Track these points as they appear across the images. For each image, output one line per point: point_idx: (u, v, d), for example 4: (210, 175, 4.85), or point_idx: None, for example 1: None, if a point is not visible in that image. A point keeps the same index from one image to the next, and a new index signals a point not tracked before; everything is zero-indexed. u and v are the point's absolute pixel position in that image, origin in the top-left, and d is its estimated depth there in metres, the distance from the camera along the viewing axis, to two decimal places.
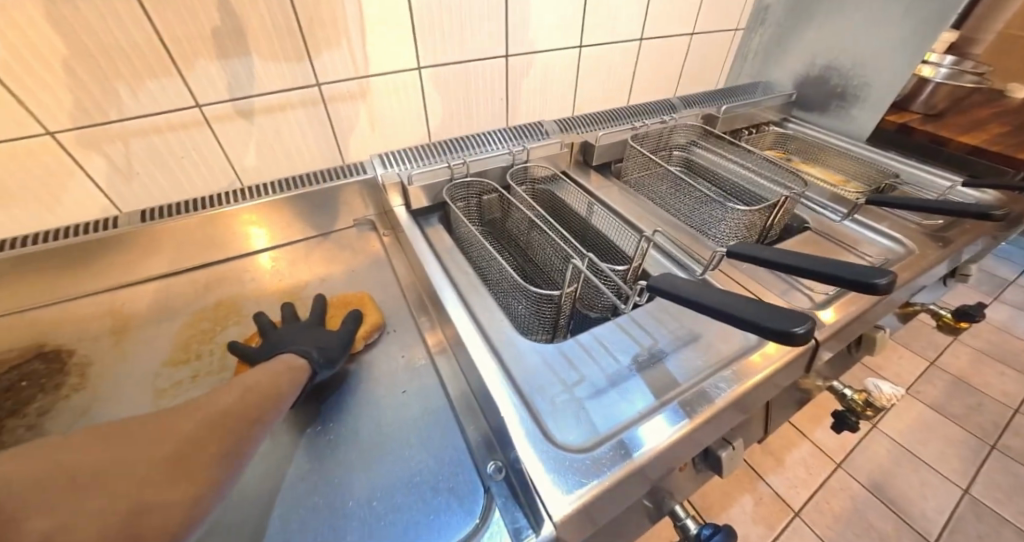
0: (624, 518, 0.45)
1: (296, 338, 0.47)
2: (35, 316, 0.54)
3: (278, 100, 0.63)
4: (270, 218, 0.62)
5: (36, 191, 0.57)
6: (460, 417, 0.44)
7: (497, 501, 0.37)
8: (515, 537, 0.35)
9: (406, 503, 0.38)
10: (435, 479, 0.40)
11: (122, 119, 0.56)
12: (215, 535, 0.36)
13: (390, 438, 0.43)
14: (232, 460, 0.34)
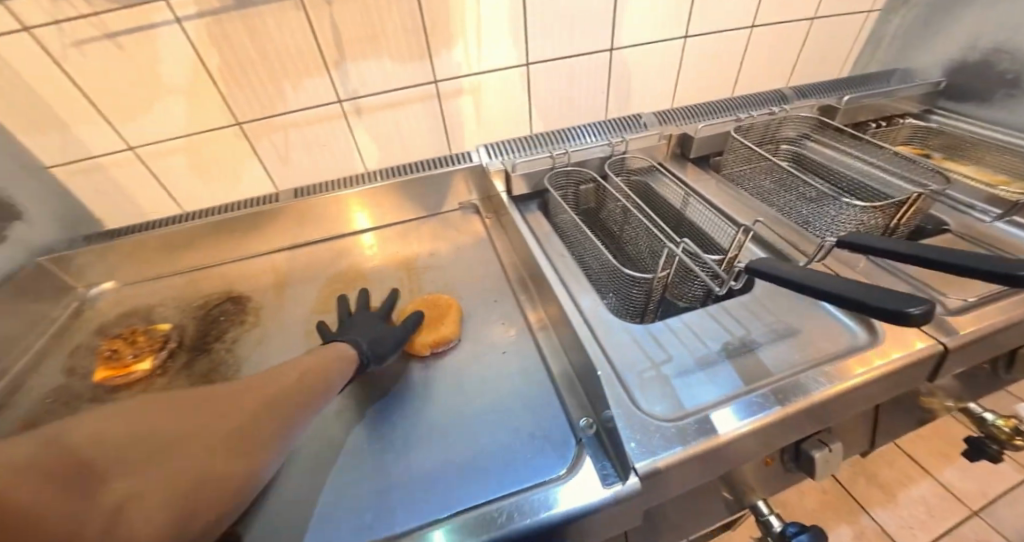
0: (704, 500, 0.45)
1: (357, 334, 0.51)
2: (223, 267, 0.70)
3: (402, 95, 0.72)
4: (391, 198, 0.72)
5: (227, 170, 0.73)
6: (552, 382, 0.48)
7: (588, 451, 0.40)
8: (602, 482, 0.37)
9: (505, 444, 0.43)
10: (530, 427, 0.44)
11: (286, 112, 0.69)
12: (349, 444, 0.44)
13: (490, 389, 0.49)
14: (303, 408, 0.40)
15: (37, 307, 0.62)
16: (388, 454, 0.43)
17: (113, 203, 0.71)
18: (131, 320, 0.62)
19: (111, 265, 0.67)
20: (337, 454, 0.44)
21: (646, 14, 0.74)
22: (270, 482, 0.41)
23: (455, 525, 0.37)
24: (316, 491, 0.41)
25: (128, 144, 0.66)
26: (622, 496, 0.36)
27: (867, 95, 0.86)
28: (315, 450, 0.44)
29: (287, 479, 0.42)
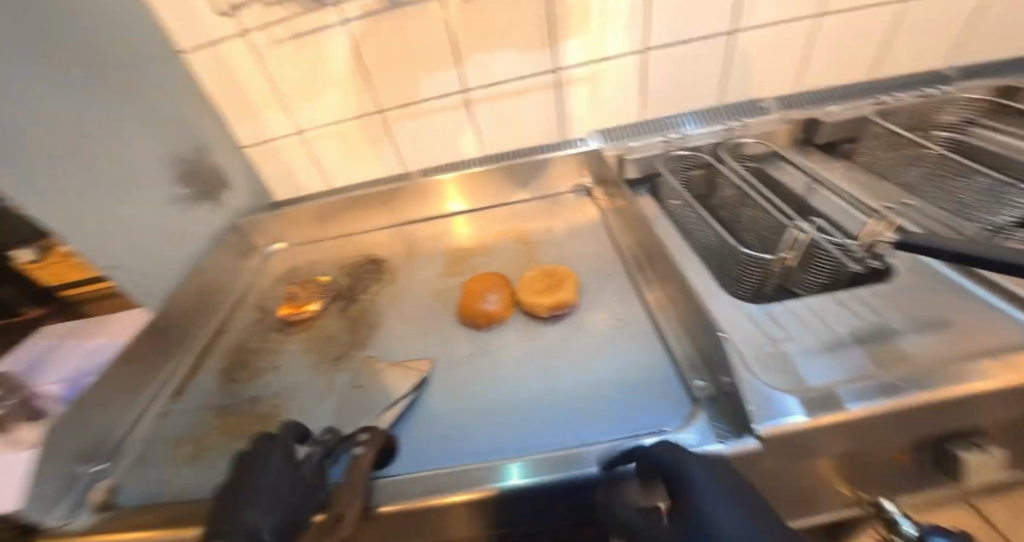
0: (827, 487, 0.43)
1: (267, 493, 0.33)
2: (364, 234, 0.80)
3: (522, 84, 0.78)
4: (508, 179, 0.78)
5: (370, 151, 0.84)
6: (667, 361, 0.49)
7: (702, 412, 0.42)
8: (715, 439, 0.38)
9: (617, 399, 0.46)
10: (642, 387, 0.47)
11: (420, 100, 0.78)
12: (473, 384, 0.50)
13: (601, 352, 0.52)
14: None
15: (238, 258, 0.77)
16: (498, 400, 0.48)
17: (283, 178, 0.87)
18: (296, 273, 0.75)
19: (283, 229, 0.81)
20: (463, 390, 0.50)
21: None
22: (416, 404, 0.49)
23: (530, 460, 0.39)
24: (449, 416, 0.47)
25: (298, 129, 0.80)
26: (739, 454, 0.36)
27: None
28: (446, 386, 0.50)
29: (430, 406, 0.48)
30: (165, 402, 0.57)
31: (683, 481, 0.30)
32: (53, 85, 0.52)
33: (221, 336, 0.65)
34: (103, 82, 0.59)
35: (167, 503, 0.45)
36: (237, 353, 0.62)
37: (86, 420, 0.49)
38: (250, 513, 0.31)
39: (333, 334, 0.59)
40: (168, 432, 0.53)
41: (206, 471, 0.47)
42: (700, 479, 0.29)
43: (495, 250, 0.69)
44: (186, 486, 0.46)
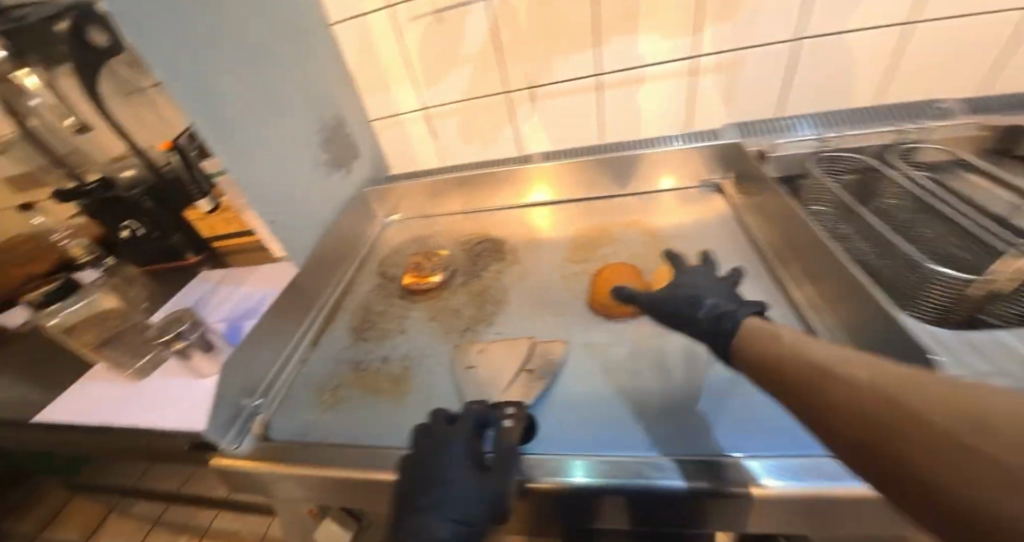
0: None
1: (449, 501, 0.36)
2: (476, 215, 0.81)
3: (656, 70, 0.74)
4: (631, 169, 0.73)
5: (489, 132, 0.85)
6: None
7: None
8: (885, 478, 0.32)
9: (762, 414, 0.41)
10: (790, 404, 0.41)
11: (547, 83, 0.77)
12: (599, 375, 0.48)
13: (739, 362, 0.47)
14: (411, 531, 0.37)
15: (362, 226, 0.80)
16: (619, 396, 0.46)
17: (403, 152, 0.90)
18: (414, 244, 0.77)
19: (401, 201, 0.84)
20: (595, 378, 0.48)
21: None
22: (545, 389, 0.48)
23: (591, 464, 0.39)
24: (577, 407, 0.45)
25: (424, 106, 0.82)
26: None
27: None
28: (579, 372, 0.49)
29: (564, 390, 0.47)
30: (303, 349, 0.62)
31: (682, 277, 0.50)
32: (241, 50, 0.58)
33: (348, 297, 0.69)
34: (277, 50, 0.65)
35: (313, 443, 0.48)
36: (363, 312, 0.65)
37: (247, 357, 0.55)
38: (432, 521, 0.35)
39: (457, 308, 0.60)
40: (309, 379, 0.58)
41: (343, 421, 0.51)
42: (692, 273, 0.50)
43: (621, 242, 0.67)
44: (327, 431, 0.50)
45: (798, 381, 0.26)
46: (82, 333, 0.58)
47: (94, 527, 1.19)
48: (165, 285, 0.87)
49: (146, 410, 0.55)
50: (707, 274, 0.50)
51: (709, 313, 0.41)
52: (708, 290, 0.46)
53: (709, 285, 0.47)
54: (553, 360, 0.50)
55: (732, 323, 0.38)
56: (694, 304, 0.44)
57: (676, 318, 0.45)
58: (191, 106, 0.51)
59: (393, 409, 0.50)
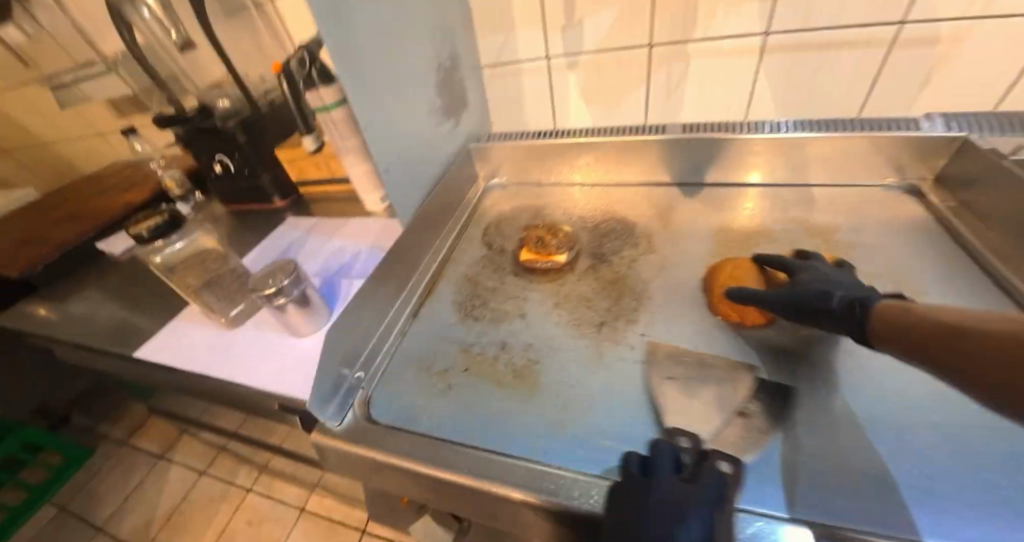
0: None
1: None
2: (596, 190, 0.71)
3: (856, 34, 0.59)
4: (782, 156, 0.61)
5: (614, 92, 0.74)
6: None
7: None
8: None
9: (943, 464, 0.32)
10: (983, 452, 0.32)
11: (701, 38, 0.65)
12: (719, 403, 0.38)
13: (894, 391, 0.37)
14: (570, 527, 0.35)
15: (464, 187, 0.72)
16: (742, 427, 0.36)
17: (511, 107, 0.80)
18: (524, 215, 0.68)
19: (506, 164, 0.75)
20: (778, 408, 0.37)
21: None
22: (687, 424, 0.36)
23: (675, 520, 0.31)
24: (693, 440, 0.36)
25: (548, 54, 0.71)
26: None
27: None
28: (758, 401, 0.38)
29: (739, 414, 0.37)
30: (404, 318, 0.55)
31: (800, 271, 0.46)
32: None
33: (450, 266, 0.62)
34: None
35: (422, 436, 0.42)
36: (471, 286, 0.58)
37: (352, 322, 0.49)
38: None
39: (588, 297, 0.52)
40: (412, 354, 0.51)
41: (455, 413, 0.44)
42: (816, 268, 0.46)
43: (787, 242, 0.54)
44: (437, 423, 0.43)
45: (939, 339, 0.27)
46: (184, 274, 0.56)
47: (168, 446, 1.22)
48: (250, 227, 0.83)
49: (244, 365, 0.52)
50: (835, 269, 0.45)
51: (844, 301, 0.38)
52: (840, 283, 0.42)
53: (838, 278, 0.43)
54: (724, 381, 0.39)
55: (865, 308, 0.36)
56: (826, 298, 0.39)
57: (807, 314, 0.41)
58: (319, 13, 0.42)
59: (518, 408, 0.43)
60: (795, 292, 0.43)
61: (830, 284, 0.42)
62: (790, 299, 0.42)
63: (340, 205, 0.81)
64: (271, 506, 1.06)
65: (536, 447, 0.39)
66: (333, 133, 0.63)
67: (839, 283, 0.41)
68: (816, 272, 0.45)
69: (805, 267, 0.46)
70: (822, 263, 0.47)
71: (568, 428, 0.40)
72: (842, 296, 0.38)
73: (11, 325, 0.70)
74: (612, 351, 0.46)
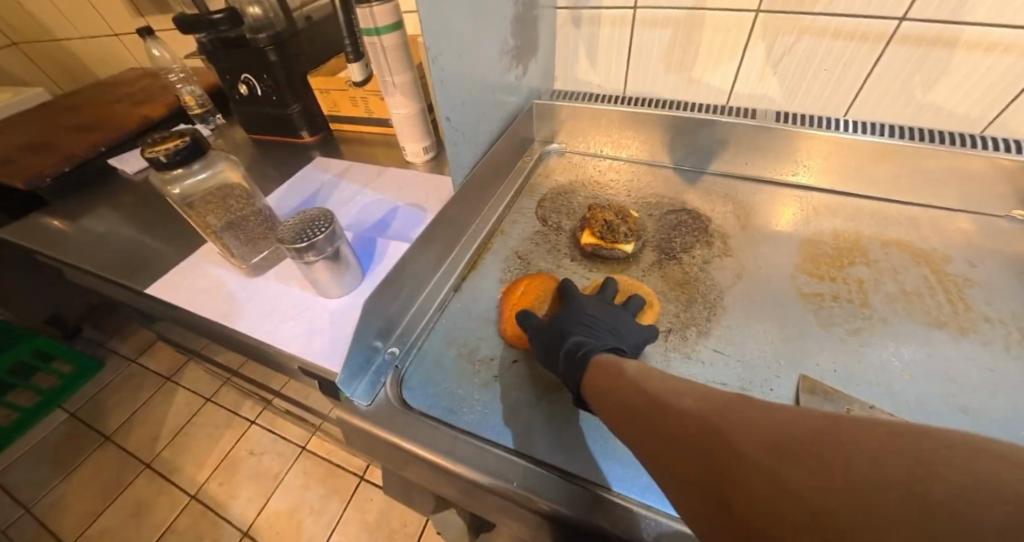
0: None
1: None
2: (663, 173, 0.63)
3: (1016, 36, 0.48)
4: (887, 163, 0.53)
5: (699, 63, 0.64)
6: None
7: None
8: None
9: None
10: None
11: (820, 13, 0.54)
12: None
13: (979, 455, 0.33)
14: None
15: (517, 150, 0.65)
16: None
17: (578, 62, 0.71)
18: (580, 192, 0.62)
19: (566, 128, 0.68)
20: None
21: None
22: None
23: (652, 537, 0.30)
24: None
25: (635, 4, 0.61)
26: None
27: None
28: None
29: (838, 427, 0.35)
30: (444, 293, 0.51)
31: (573, 302, 0.44)
32: None
33: (499, 238, 0.56)
34: None
35: (465, 434, 0.38)
36: (521, 264, 0.53)
37: (389, 291, 0.44)
38: None
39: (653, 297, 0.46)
40: (451, 333, 0.47)
41: (500, 410, 0.39)
42: (583, 304, 0.43)
43: (890, 266, 0.47)
44: (480, 419, 0.39)
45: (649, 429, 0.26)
46: (203, 211, 0.49)
47: (177, 369, 1.23)
48: (272, 159, 0.76)
49: (265, 319, 0.48)
50: (599, 302, 0.43)
51: (571, 348, 0.37)
52: (590, 321, 0.40)
53: (595, 313, 0.41)
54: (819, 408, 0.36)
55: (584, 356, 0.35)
56: (561, 340, 0.38)
57: (545, 353, 0.39)
58: None
59: (573, 416, 0.38)
60: (542, 330, 0.41)
61: (583, 323, 0.40)
62: (540, 337, 0.41)
63: (375, 149, 0.74)
64: (273, 441, 1.06)
65: (594, 466, 0.35)
66: (382, 65, 0.55)
67: (595, 328, 0.39)
68: (580, 306, 0.43)
69: (577, 303, 0.43)
70: (603, 296, 0.44)
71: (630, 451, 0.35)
72: (574, 340, 0.37)
73: (15, 235, 0.66)
74: (680, 366, 0.40)
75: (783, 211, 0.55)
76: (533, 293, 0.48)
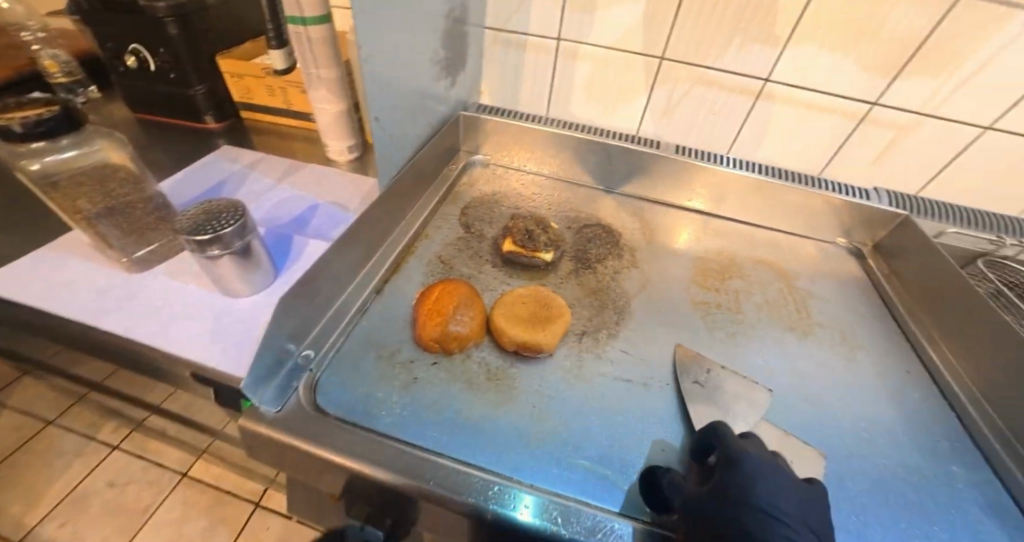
0: None
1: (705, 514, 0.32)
2: (579, 189, 0.69)
3: (837, 102, 0.63)
4: (754, 195, 0.65)
5: (612, 97, 0.71)
6: (985, 503, 0.37)
7: None
8: None
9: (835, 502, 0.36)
10: (857, 479, 0.38)
11: (710, 66, 0.64)
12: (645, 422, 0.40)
13: (809, 428, 0.42)
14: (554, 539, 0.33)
15: (443, 158, 0.67)
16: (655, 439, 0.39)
17: (507, 82, 0.74)
18: (506, 204, 0.64)
19: (492, 141, 0.71)
20: (742, 410, 0.41)
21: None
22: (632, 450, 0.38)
23: (559, 515, 0.32)
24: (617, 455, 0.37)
25: (558, 36, 0.66)
26: None
27: None
28: (714, 405, 0.41)
29: (697, 383, 0.43)
30: (364, 296, 0.49)
31: (744, 462, 0.33)
32: None
33: (424, 242, 0.57)
34: None
35: (381, 437, 0.37)
36: (445, 269, 0.54)
37: (305, 290, 0.41)
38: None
39: (569, 303, 0.50)
40: (371, 334, 0.46)
41: (420, 412, 0.39)
42: (753, 465, 0.33)
43: (758, 280, 0.57)
44: (398, 421, 0.38)
45: None
46: (71, 194, 0.42)
47: None
48: (164, 142, 0.67)
49: (149, 318, 0.42)
50: (774, 465, 0.33)
51: None
52: (782, 516, 0.31)
53: (781, 493, 0.32)
54: (694, 374, 0.43)
55: None
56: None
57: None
58: None
59: (490, 413, 0.39)
60: (711, 510, 0.31)
61: (775, 520, 0.31)
62: (710, 518, 0.31)
63: (292, 143, 0.69)
64: (142, 468, 0.90)
65: (508, 461, 0.36)
66: (307, 57, 0.53)
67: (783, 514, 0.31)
68: (760, 472, 0.33)
69: (745, 463, 0.33)
70: (764, 453, 0.34)
71: (542, 443, 0.37)
72: None
73: None
74: (591, 365, 0.44)
75: (683, 232, 0.63)
76: (446, 298, 0.46)
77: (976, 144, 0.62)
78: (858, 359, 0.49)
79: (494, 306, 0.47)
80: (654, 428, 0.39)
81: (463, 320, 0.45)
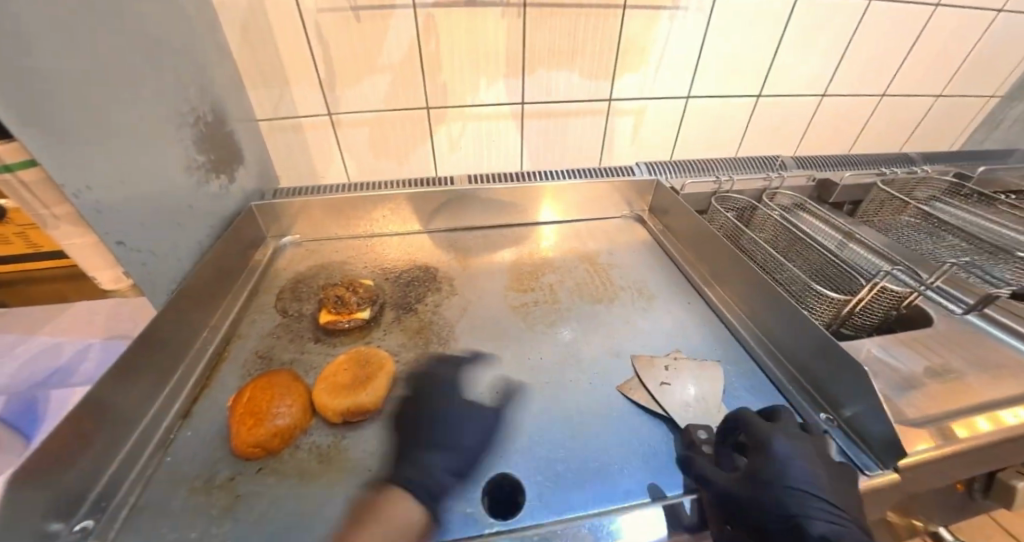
0: (926, 506, 0.44)
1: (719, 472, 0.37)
2: (396, 240, 0.72)
3: (583, 106, 0.77)
4: (551, 199, 0.74)
5: (399, 147, 0.76)
6: (748, 387, 0.48)
7: None
8: None
9: (647, 436, 0.43)
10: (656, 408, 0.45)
11: (472, 105, 0.73)
12: (483, 434, 0.42)
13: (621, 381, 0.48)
14: None
15: (244, 251, 0.64)
16: (492, 447, 0.41)
17: (297, 161, 0.75)
18: (323, 276, 0.64)
19: (299, 221, 0.71)
20: (697, 387, 0.46)
21: (805, 53, 0.78)
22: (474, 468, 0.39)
23: None
24: (458, 480, 0.38)
25: (329, 111, 0.69)
26: None
27: (1005, 167, 0.88)
28: (683, 394, 0.46)
29: (664, 384, 0.47)
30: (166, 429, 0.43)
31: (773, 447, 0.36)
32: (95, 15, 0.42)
33: (236, 344, 0.53)
34: (141, 18, 0.47)
35: None
36: (263, 364, 0.50)
37: (72, 456, 0.35)
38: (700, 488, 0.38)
39: (396, 351, 0.51)
40: (180, 467, 0.40)
41: (247, 532, 0.36)
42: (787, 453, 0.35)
43: (568, 269, 0.64)
44: None
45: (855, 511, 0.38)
46: None
47: None
48: None
49: None
50: (801, 447, 0.36)
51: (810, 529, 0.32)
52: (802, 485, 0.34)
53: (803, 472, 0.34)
54: (663, 377, 0.47)
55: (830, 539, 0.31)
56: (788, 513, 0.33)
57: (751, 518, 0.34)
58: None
59: (329, 496, 0.38)
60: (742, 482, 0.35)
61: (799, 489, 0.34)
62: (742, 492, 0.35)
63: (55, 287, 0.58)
64: None
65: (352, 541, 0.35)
66: (25, 199, 0.39)
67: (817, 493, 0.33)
68: (789, 456, 0.35)
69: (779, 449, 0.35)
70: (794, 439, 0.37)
71: (384, 504, 0.37)
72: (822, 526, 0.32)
73: None
74: (423, 404, 0.45)
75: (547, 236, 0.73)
76: (261, 393, 0.43)
77: (688, 108, 0.81)
78: (654, 306, 0.59)
79: (315, 382, 0.46)
80: (489, 441, 0.42)
81: (286, 411, 0.42)
